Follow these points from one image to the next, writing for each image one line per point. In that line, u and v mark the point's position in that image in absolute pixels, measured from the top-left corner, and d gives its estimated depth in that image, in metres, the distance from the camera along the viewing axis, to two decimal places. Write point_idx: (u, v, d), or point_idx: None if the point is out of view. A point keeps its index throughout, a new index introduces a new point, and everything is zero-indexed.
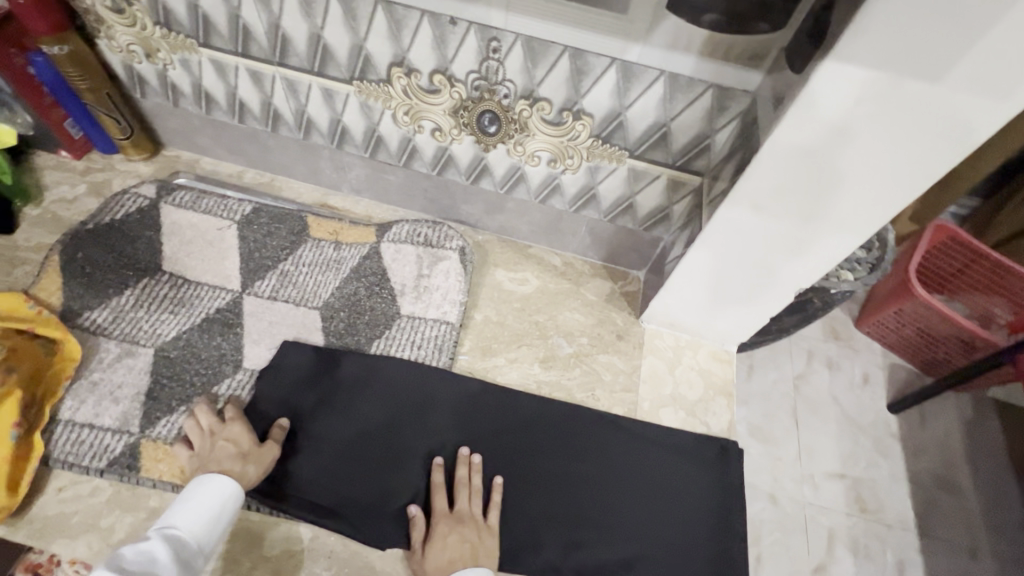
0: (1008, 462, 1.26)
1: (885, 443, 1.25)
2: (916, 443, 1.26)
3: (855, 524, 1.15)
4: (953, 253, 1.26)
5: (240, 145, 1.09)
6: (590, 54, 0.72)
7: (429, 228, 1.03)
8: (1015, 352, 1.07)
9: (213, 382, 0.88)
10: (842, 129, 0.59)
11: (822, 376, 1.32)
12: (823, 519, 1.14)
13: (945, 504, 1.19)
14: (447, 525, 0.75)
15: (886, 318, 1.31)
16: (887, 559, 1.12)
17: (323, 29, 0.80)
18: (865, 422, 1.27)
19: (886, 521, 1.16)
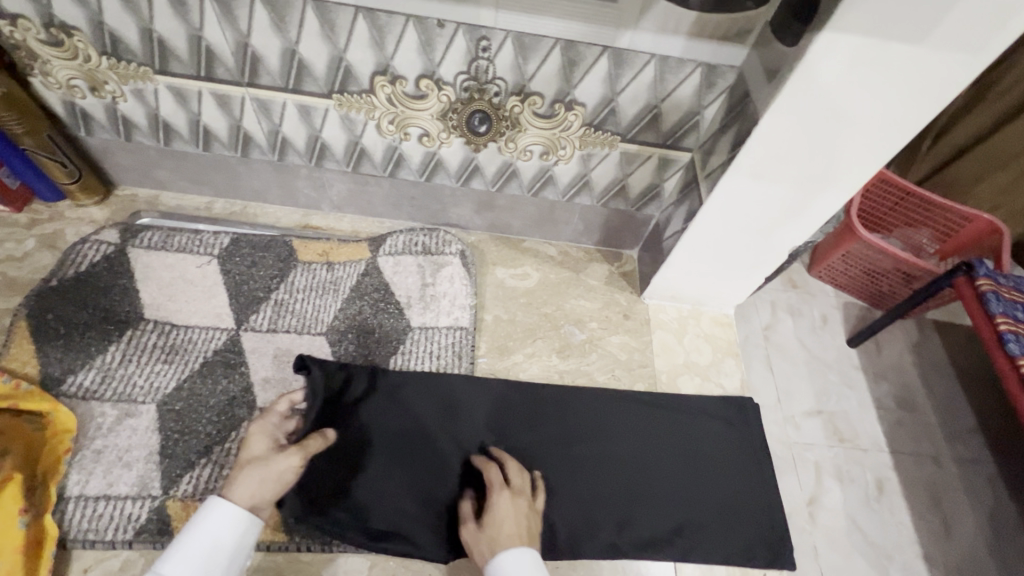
0: (965, 375, 1.41)
1: (854, 376, 1.36)
2: (873, 371, 1.37)
3: (836, 453, 1.24)
4: (884, 194, 1.38)
5: (205, 174, 1.02)
6: (581, 44, 0.73)
7: (425, 235, 1.02)
8: (952, 277, 1.18)
9: (229, 428, 0.83)
10: (835, 94, 0.63)
11: (798, 325, 1.41)
12: (809, 454, 1.23)
13: (917, 422, 1.32)
14: (502, 496, 0.72)
15: (835, 261, 1.41)
16: (866, 477, 1.22)
17: (298, 44, 0.75)
18: (842, 360, 1.37)
19: (862, 446, 1.26)
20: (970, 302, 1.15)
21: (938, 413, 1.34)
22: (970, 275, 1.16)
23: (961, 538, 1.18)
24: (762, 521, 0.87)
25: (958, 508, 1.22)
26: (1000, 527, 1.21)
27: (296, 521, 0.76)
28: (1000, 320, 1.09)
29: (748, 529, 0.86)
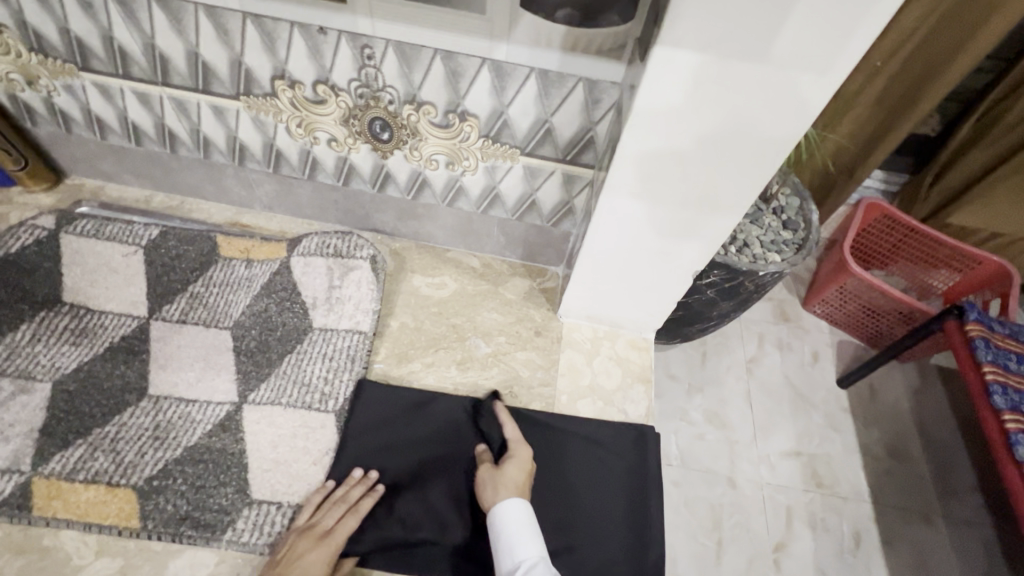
0: (947, 422, 1.31)
1: (837, 416, 1.28)
2: (866, 417, 1.29)
3: (814, 499, 1.17)
4: (888, 229, 1.31)
5: (142, 169, 1.07)
6: (460, 55, 0.73)
7: (338, 238, 1.01)
8: (942, 318, 1.11)
9: (113, 412, 0.85)
10: (692, 114, 0.61)
11: (775, 358, 1.34)
12: (781, 496, 1.16)
13: (902, 472, 1.23)
14: (518, 452, 0.81)
15: (830, 295, 1.34)
16: (843, 528, 1.15)
17: (199, 46, 0.79)
18: (817, 398, 1.30)
19: (842, 494, 1.18)
20: (958, 347, 1.07)
21: (933, 469, 1.24)
22: (960, 320, 1.08)
23: None
24: (640, 553, 0.83)
25: (941, 568, 1.13)
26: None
27: (156, 507, 0.77)
28: (988, 368, 1.01)
29: (624, 561, 0.82)
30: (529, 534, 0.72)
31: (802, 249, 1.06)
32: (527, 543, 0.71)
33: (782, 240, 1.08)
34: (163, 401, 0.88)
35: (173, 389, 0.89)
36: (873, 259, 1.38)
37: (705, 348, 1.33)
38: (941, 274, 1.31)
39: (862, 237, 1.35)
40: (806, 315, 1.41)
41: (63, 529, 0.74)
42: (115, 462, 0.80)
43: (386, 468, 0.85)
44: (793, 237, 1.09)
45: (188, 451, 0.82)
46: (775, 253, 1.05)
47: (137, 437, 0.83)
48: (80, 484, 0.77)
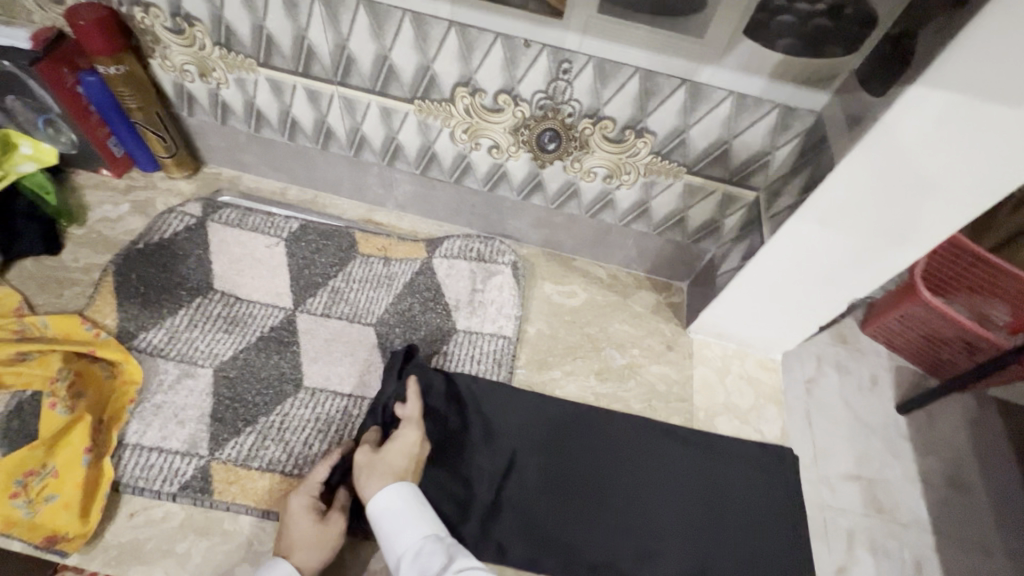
0: None
1: (896, 443, 1.18)
2: (922, 443, 1.19)
3: (873, 524, 1.09)
4: None
5: (285, 163, 1.09)
6: (661, 76, 0.74)
7: (481, 243, 1.05)
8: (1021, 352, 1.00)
9: (275, 401, 0.87)
10: (920, 151, 0.61)
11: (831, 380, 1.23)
12: (841, 520, 1.08)
13: (963, 501, 1.14)
14: (402, 435, 0.77)
15: (891, 321, 1.22)
16: (903, 556, 1.07)
17: (391, 50, 0.81)
18: (875, 422, 1.20)
19: (902, 521, 1.10)
20: None
21: (991, 499, 1.15)
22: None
23: None
24: None
25: None
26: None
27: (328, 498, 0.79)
28: None
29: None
30: (408, 520, 0.70)
31: None
32: (414, 528, 0.69)
33: None
34: (320, 393, 0.89)
35: (327, 382, 0.90)
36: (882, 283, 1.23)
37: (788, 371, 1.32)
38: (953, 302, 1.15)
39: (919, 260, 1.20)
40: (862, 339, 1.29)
41: (242, 514, 0.76)
42: (285, 452, 0.82)
43: (540, 473, 0.85)
44: None
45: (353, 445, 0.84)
46: None
47: (301, 428, 0.84)
48: (257, 471, 0.79)
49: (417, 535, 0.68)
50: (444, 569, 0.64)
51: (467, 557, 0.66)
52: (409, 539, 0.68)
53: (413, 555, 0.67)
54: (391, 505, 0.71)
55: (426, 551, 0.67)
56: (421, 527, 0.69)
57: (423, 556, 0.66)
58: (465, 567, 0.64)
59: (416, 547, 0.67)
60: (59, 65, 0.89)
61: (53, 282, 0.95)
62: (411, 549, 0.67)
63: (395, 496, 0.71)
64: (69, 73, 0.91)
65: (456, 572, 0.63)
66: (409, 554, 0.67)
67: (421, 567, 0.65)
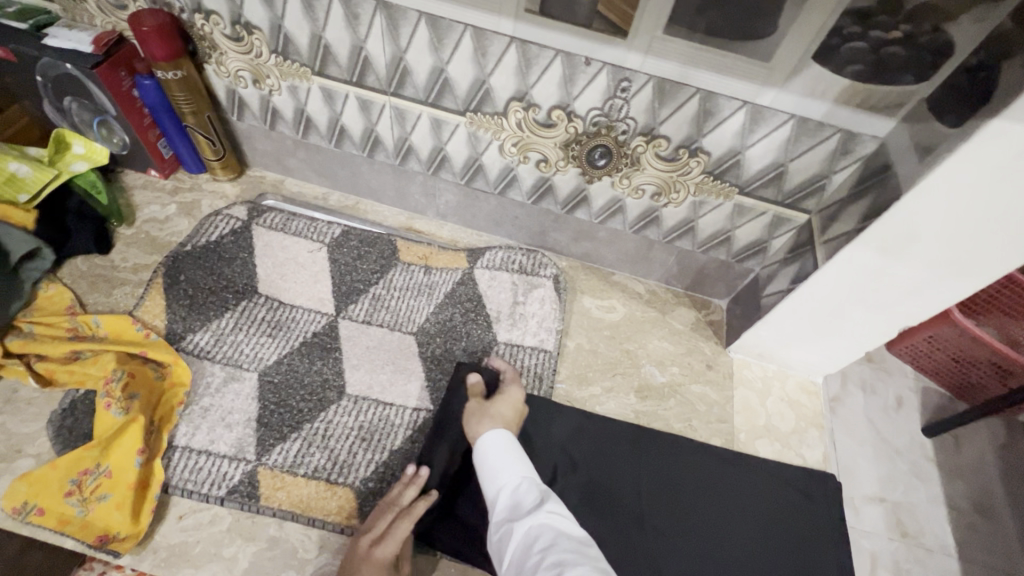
0: None
1: (922, 466, 1.10)
2: (949, 468, 1.11)
3: (898, 549, 1.00)
4: None
5: (329, 169, 1.10)
6: (721, 97, 0.74)
7: (523, 255, 1.05)
8: None
9: (319, 408, 0.87)
10: (994, 186, 0.60)
11: (855, 400, 1.16)
12: (863, 541, 1.00)
13: (995, 531, 1.05)
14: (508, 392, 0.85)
15: (917, 341, 1.16)
16: None
17: (448, 63, 0.81)
18: (899, 444, 1.12)
19: (928, 545, 1.01)
20: None
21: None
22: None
23: None
24: None
25: None
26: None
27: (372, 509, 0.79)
28: None
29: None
30: (507, 459, 0.74)
31: None
32: (513, 468, 0.72)
33: None
34: (362, 401, 0.89)
35: (369, 391, 0.91)
36: None
37: None
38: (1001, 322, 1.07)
39: None
40: (888, 358, 1.23)
41: (287, 520, 0.77)
42: (330, 459, 0.82)
43: (582, 491, 0.85)
44: None
45: (396, 455, 0.85)
46: None
47: (345, 436, 0.85)
48: (302, 478, 0.80)
49: (517, 475, 0.72)
50: (536, 506, 0.66)
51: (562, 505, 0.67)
52: (509, 477, 0.72)
53: (510, 491, 0.70)
54: (498, 444, 0.75)
55: (523, 489, 0.70)
56: (522, 469, 0.72)
57: (520, 492, 0.69)
58: (558, 511, 0.65)
59: (515, 485, 0.70)
60: (118, 69, 0.91)
61: (102, 281, 0.96)
62: (510, 484, 0.71)
63: (501, 441, 0.75)
64: (126, 75, 0.93)
65: (548, 511, 0.65)
66: (504, 490, 0.70)
67: (518, 501, 0.68)
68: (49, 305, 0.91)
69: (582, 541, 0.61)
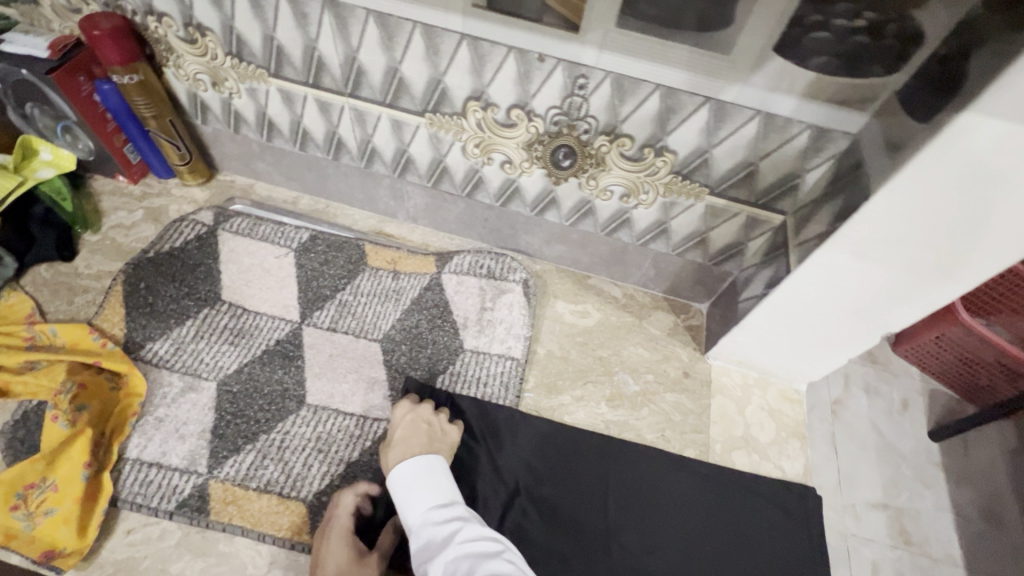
0: None
1: (926, 471, 1.05)
2: (957, 473, 1.05)
3: (901, 558, 0.95)
4: None
5: (298, 172, 1.08)
6: (682, 93, 0.70)
7: (492, 259, 1.02)
8: None
9: (277, 419, 0.85)
10: (969, 186, 0.56)
11: (859, 402, 1.11)
12: (865, 550, 0.95)
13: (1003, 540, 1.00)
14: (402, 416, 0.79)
15: (925, 342, 1.11)
16: None
17: (402, 62, 0.78)
18: (905, 449, 1.07)
19: (932, 555, 0.96)
20: None
21: None
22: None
23: None
24: None
25: None
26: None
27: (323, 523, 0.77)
28: None
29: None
30: (421, 486, 0.69)
31: None
32: (426, 497, 0.68)
33: None
34: (322, 411, 0.87)
35: (330, 400, 0.89)
36: None
37: None
38: None
39: None
40: (892, 359, 1.18)
41: (237, 535, 0.75)
42: (283, 473, 0.80)
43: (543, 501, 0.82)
44: None
45: (353, 468, 0.82)
46: None
47: (301, 447, 0.83)
48: (253, 491, 0.78)
49: (432, 500, 0.68)
50: (451, 535, 0.63)
51: (478, 524, 0.65)
52: (422, 506, 0.68)
53: (423, 520, 0.66)
54: (412, 475, 0.70)
55: (435, 519, 0.66)
56: (436, 495, 0.69)
57: (432, 523, 0.66)
58: (469, 535, 0.63)
59: (428, 512, 0.67)
60: (76, 74, 0.90)
61: (65, 289, 0.95)
62: (421, 516, 0.67)
63: (404, 468, 0.70)
64: (86, 81, 0.91)
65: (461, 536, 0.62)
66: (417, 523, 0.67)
67: (429, 535, 0.65)
68: (10, 314, 0.90)
69: (488, 559, 0.59)
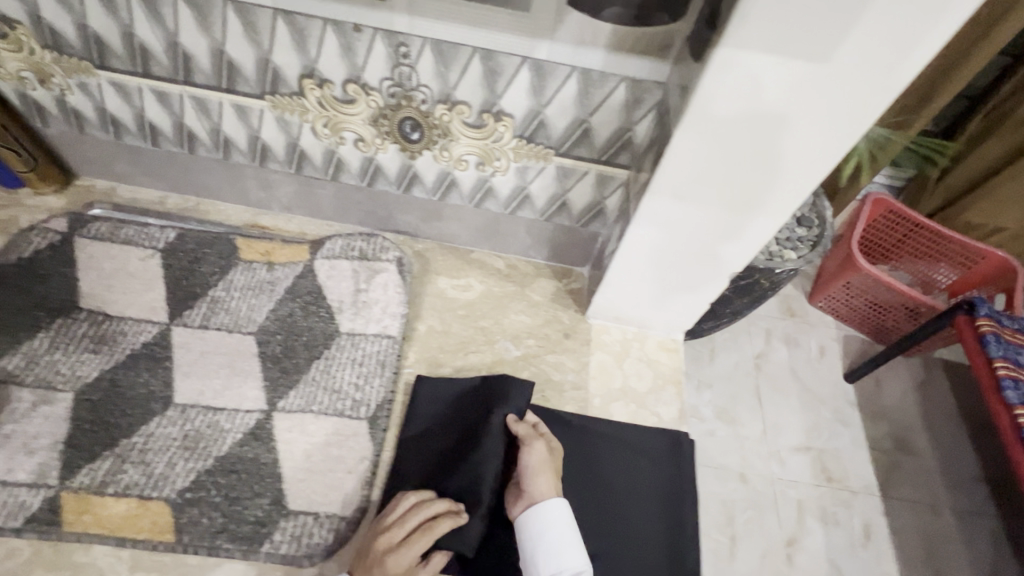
0: (968, 418, 1.27)
1: (846, 412, 1.24)
2: (872, 409, 1.25)
3: (824, 494, 1.13)
4: (892, 224, 1.30)
5: (160, 170, 1.04)
6: (500, 54, 0.72)
7: (363, 240, 1.01)
8: (954, 314, 1.08)
9: (139, 422, 0.83)
10: (747, 119, 0.60)
11: (781, 353, 1.30)
12: (793, 492, 1.12)
13: (916, 465, 1.20)
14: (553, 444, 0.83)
15: (836, 291, 1.30)
16: (854, 521, 1.11)
17: (225, 43, 0.76)
18: (826, 393, 1.25)
19: (853, 487, 1.15)
20: (969, 344, 1.05)
21: (940, 460, 1.21)
22: (971, 314, 1.07)
23: None
24: (674, 563, 0.82)
25: (960, 565, 1.10)
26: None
27: (188, 520, 0.75)
28: (999, 363, 1.00)
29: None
30: (575, 543, 0.72)
31: (818, 246, 1.04)
32: (578, 551, 0.72)
33: (799, 237, 1.05)
34: (190, 409, 0.85)
35: (199, 398, 0.86)
36: (877, 254, 1.36)
37: (711, 344, 1.29)
38: (943, 268, 1.30)
39: (868, 232, 1.33)
40: (811, 311, 1.36)
41: (95, 544, 0.73)
42: (145, 475, 0.78)
43: (423, 467, 0.83)
44: (808, 234, 1.06)
45: (221, 461, 0.81)
46: (790, 250, 1.02)
47: (165, 447, 0.81)
48: (110, 497, 0.75)
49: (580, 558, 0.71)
50: None
51: None
52: (572, 560, 0.71)
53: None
54: (565, 520, 0.73)
55: None
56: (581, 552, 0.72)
57: None
58: None
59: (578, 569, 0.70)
60: None
61: None
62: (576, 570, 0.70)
63: (554, 506, 0.74)
64: None
65: None
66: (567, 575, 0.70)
67: None
68: None
69: None
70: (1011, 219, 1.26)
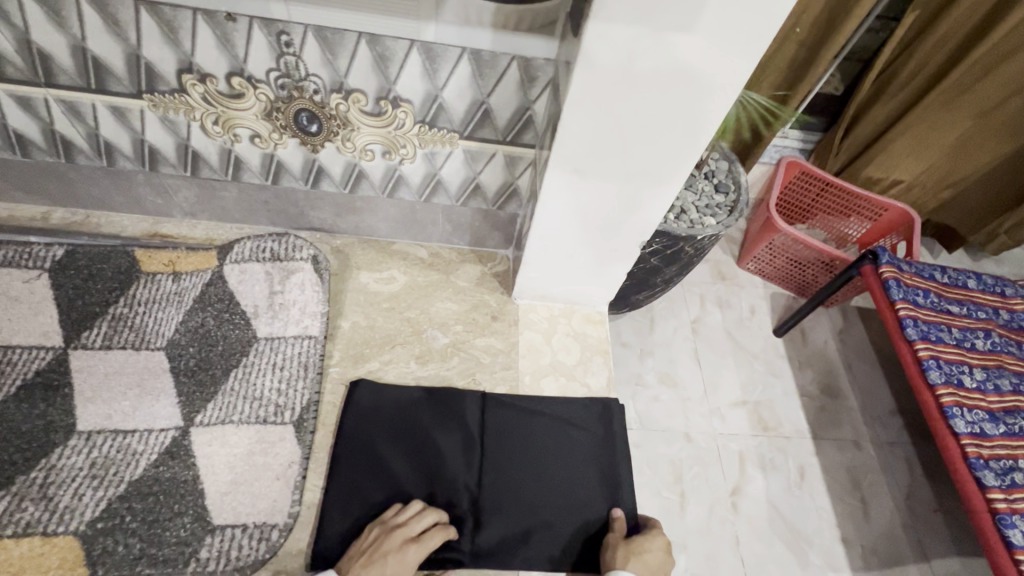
0: (876, 356, 1.39)
1: (774, 363, 1.32)
2: (799, 359, 1.34)
3: (761, 442, 1.21)
4: (806, 184, 1.38)
5: (37, 183, 0.95)
6: (387, 38, 0.71)
7: (274, 241, 0.96)
8: (861, 264, 1.16)
9: (39, 456, 0.78)
10: (629, 90, 0.62)
11: (714, 316, 1.37)
12: (732, 443, 1.19)
13: (839, 407, 1.29)
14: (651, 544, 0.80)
15: (761, 251, 1.37)
16: (788, 464, 1.19)
17: (86, 40, 0.71)
18: (755, 348, 1.34)
19: (785, 433, 1.23)
20: (875, 289, 1.14)
21: (859, 400, 1.31)
22: (875, 263, 1.15)
23: (878, 518, 1.17)
24: None
25: (878, 491, 1.20)
26: (916, 504, 1.19)
27: (103, 550, 0.72)
28: (900, 305, 1.08)
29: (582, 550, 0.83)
30: None
31: (736, 210, 1.08)
32: None
33: (716, 203, 1.10)
34: (97, 436, 0.80)
35: (107, 422, 0.82)
36: (796, 214, 1.46)
37: (650, 313, 1.34)
38: (854, 223, 1.39)
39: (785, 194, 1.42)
40: (739, 273, 1.45)
41: None
42: (48, 510, 0.74)
43: (362, 465, 0.83)
44: (724, 199, 1.11)
45: (136, 485, 0.77)
46: (710, 217, 1.07)
47: (72, 477, 0.77)
48: (9, 540, 0.71)
49: None
50: None
51: None
52: None
53: None
54: None
55: None
56: None
57: None
58: None
59: None
60: None
61: None
62: None
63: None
64: None
65: None
66: None
67: None
68: None
69: None
70: (905, 171, 1.35)
